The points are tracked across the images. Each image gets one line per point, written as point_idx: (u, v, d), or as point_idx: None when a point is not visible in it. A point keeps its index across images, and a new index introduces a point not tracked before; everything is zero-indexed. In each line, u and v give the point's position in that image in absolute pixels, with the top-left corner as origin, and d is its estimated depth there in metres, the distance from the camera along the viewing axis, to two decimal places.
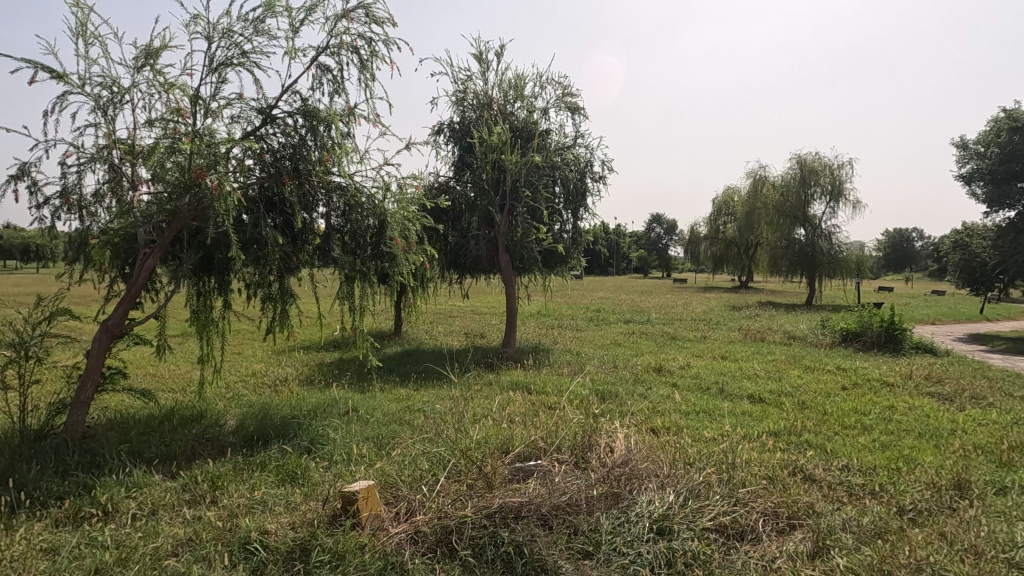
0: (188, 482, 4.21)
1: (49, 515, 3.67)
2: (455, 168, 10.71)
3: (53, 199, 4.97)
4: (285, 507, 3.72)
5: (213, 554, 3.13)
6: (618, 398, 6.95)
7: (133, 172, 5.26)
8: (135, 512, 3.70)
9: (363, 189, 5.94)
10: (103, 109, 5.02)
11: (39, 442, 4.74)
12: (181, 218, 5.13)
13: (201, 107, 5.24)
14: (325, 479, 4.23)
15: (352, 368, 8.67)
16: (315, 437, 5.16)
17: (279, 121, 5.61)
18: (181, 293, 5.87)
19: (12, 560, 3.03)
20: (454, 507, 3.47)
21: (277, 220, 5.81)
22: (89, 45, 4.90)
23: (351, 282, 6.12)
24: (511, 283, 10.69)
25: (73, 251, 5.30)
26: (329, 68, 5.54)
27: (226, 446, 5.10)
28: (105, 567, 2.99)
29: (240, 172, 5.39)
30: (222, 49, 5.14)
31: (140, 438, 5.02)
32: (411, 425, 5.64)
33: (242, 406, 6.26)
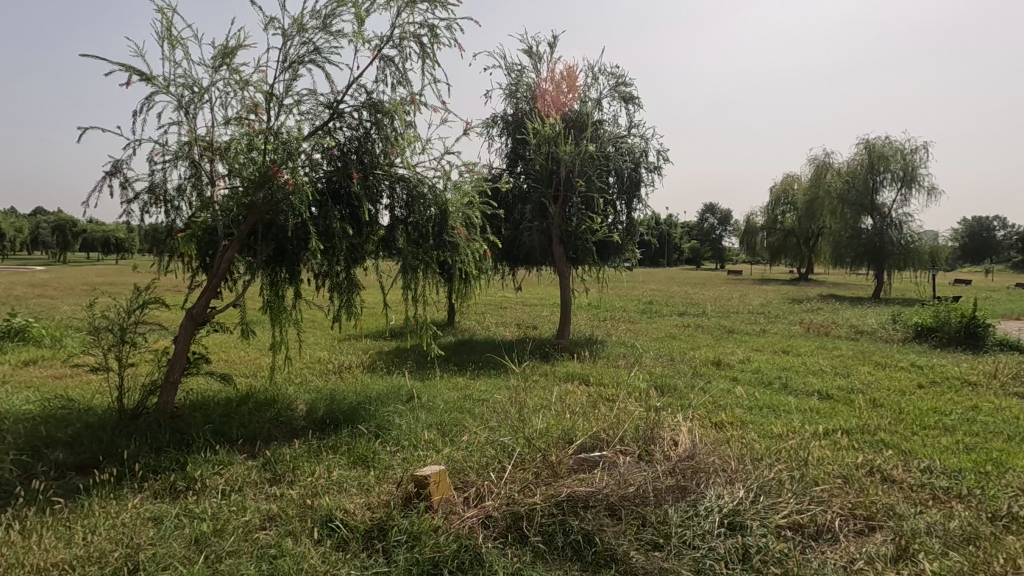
0: (267, 462, 4.47)
1: (149, 487, 3.98)
2: (508, 160, 10.76)
3: (142, 194, 5.32)
4: (360, 488, 3.90)
5: (297, 529, 3.32)
6: (677, 391, 6.84)
7: (212, 168, 5.56)
8: (222, 487, 3.96)
9: (425, 180, 6.06)
10: (185, 108, 5.33)
11: (134, 421, 5.12)
12: (256, 211, 5.40)
13: (274, 104, 5.47)
14: (394, 462, 4.40)
15: (412, 356, 8.92)
16: (382, 423, 5.34)
17: (346, 115, 5.78)
18: (256, 283, 6.18)
19: (123, 526, 3.32)
20: (523, 494, 3.54)
21: (344, 212, 6.01)
22: (173, 47, 5.19)
23: (412, 272, 6.28)
24: (565, 275, 10.67)
25: (162, 244, 5.69)
26: (394, 60, 5.65)
27: (299, 429, 5.36)
28: (202, 537, 3.23)
29: (310, 166, 5.60)
30: (295, 47, 5.35)
31: (222, 419, 5.34)
32: (472, 413, 5.76)
33: (310, 392, 6.55)
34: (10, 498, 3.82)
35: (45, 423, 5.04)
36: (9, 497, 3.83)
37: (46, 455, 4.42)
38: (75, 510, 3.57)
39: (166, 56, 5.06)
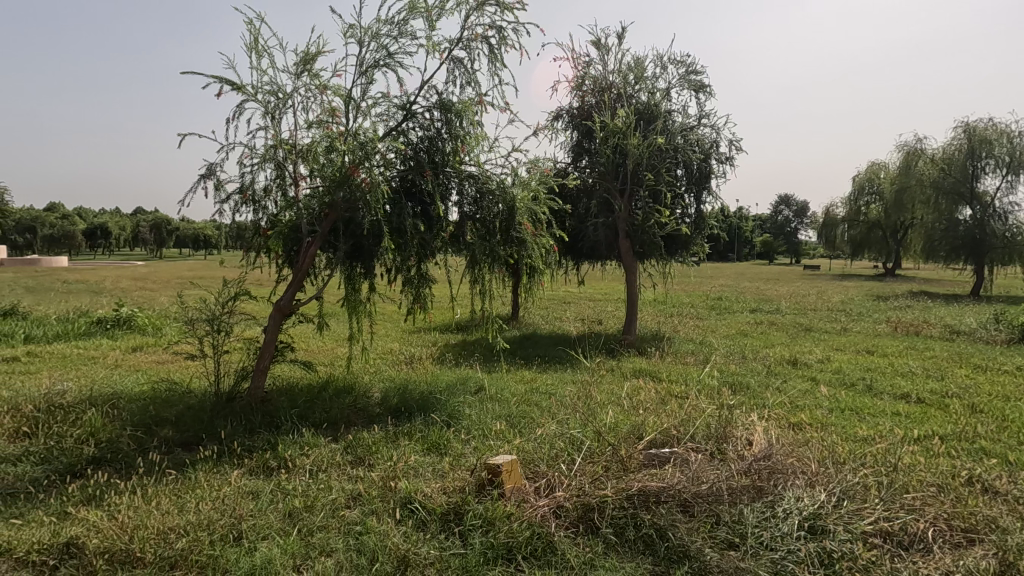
0: (348, 446, 4.74)
1: (246, 464, 4.34)
2: (573, 153, 10.70)
3: (234, 195, 5.74)
4: (435, 473, 4.07)
5: (380, 509, 3.53)
6: (750, 390, 6.63)
7: (295, 169, 5.91)
8: (309, 467, 4.24)
9: (493, 177, 6.20)
10: (271, 114, 5.70)
11: (229, 404, 5.56)
12: (337, 210, 5.71)
13: (352, 107, 5.75)
14: (466, 450, 4.55)
15: (479, 349, 9.12)
16: (453, 412, 5.52)
17: (418, 116, 5.97)
18: (335, 276, 6.50)
19: (225, 498, 3.64)
20: (593, 487, 3.57)
21: (417, 209, 6.22)
22: (260, 57, 5.56)
23: (480, 267, 6.42)
24: (632, 269, 10.48)
25: (252, 241, 6.11)
26: (463, 60, 5.79)
27: (375, 414, 5.63)
28: (295, 511, 3.50)
29: (385, 166, 5.85)
30: (371, 51, 5.59)
31: (307, 404, 5.71)
32: (540, 406, 5.83)
33: (384, 381, 6.85)
34: (129, 468, 4.27)
35: (153, 403, 5.56)
36: (128, 467, 4.28)
37: (156, 432, 4.89)
38: (184, 481, 3.95)
39: (255, 66, 5.42)
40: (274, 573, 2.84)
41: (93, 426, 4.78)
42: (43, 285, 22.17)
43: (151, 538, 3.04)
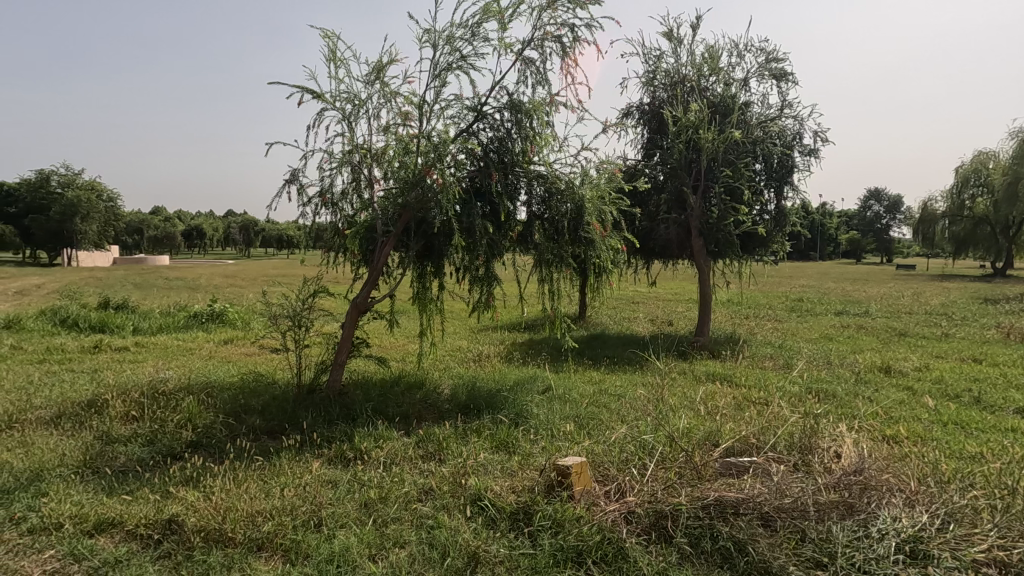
0: (419, 440, 4.85)
1: (326, 454, 4.54)
2: (644, 150, 10.42)
3: (314, 198, 6.02)
4: (504, 472, 4.09)
5: (451, 505, 3.58)
6: (837, 398, 6.19)
7: (370, 173, 6.12)
8: (383, 459, 4.38)
9: (562, 176, 6.16)
10: (348, 120, 5.93)
11: (310, 396, 5.86)
12: (409, 211, 5.85)
13: (424, 111, 5.87)
14: (534, 450, 4.54)
15: (546, 348, 9.10)
16: (521, 410, 5.53)
17: (488, 117, 6.02)
18: (407, 275, 6.68)
19: (307, 486, 3.83)
20: (666, 493, 3.44)
21: (486, 209, 6.28)
22: (338, 66, 5.79)
23: (548, 267, 6.39)
24: (705, 269, 10.09)
25: (330, 241, 6.40)
26: (534, 60, 5.78)
27: (445, 410, 5.74)
28: (370, 502, 3.63)
29: (455, 167, 5.94)
30: (444, 55, 5.70)
31: (380, 398, 5.90)
32: (609, 408, 5.72)
33: (454, 378, 6.97)
34: (221, 452, 4.58)
35: (242, 393, 5.95)
36: (220, 452, 4.60)
37: (245, 420, 5.23)
38: (270, 467, 4.19)
39: (333, 75, 5.65)
40: (351, 560, 2.95)
41: (191, 412, 5.18)
42: (149, 282, 24.33)
43: (241, 520, 3.25)
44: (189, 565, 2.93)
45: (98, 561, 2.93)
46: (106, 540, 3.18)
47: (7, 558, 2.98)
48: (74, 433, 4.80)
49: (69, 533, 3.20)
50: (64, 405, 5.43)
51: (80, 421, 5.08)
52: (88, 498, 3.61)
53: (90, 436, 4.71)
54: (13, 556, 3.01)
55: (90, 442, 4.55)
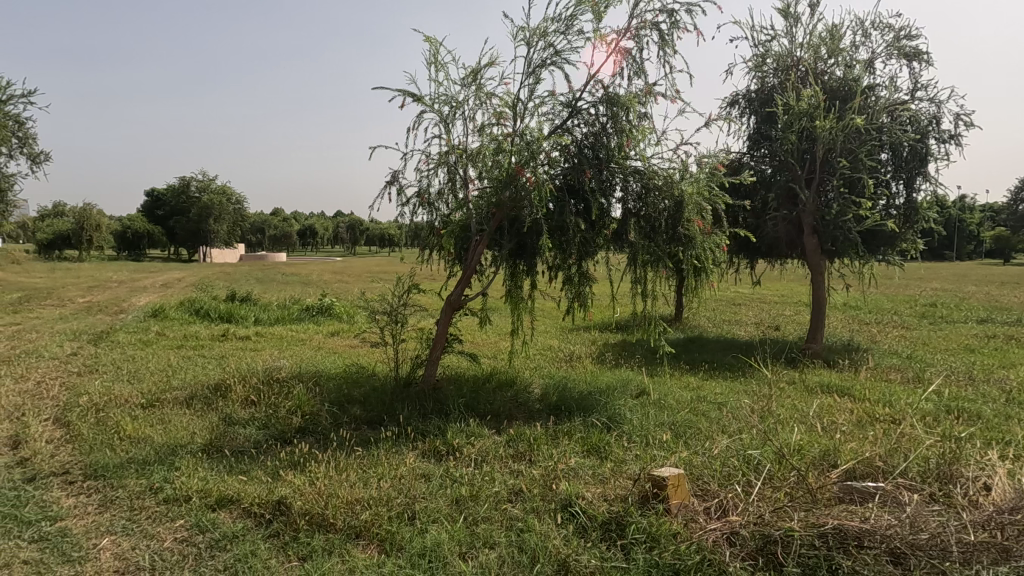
0: (510, 439, 4.85)
1: (420, 447, 4.66)
2: (751, 142, 9.73)
3: (413, 198, 6.20)
4: (596, 478, 3.96)
5: (541, 508, 3.53)
6: (983, 419, 5.39)
7: (465, 173, 6.19)
8: (475, 456, 4.42)
9: (660, 171, 5.87)
10: (445, 122, 6.05)
11: (407, 389, 6.06)
12: (503, 209, 5.84)
13: (519, 109, 5.85)
14: (627, 457, 4.37)
15: (640, 351, 8.80)
16: (613, 415, 5.35)
17: (583, 112, 5.88)
18: (500, 274, 6.70)
19: (402, 478, 3.94)
20: (776, 516, 3.13)
21: (580, 207, 6.13)
22: (436, 70, 5.93)
23: (643, 266, 6.12)
24: (820, 269, 9.22)
25: (425, 240, 6.56)
26: (630, 51, 5.57)
27: (536, 410, 5.70)
28: (461, 499, 3.66)
29: (549, 164, 5.84)
30: (539, 52, 5.64)
31: (473, 395, 5.98)
32: (709, 417, 5.39)
33: (545, 377, 6.92)
34: (326, 440, 4.85)
35: (345, 384, 6.30)
36: (324, 439, 4.88)
37: (347, 410, 5.51)
38: (369, 457, 4.37)
39: (432, 79, 5.79)
40: (442, 556, 2.99)
41: (300, 400, 5.55)
42: (270, 277, 26.75)
43: (341, 507, 3.40)
44: (295, 546, 3.11)
45: (219, 534, 3.20)
46: (227, 515, 3.47)
47: (148, 524, 3.34)
48: (203, 413, 5.33)
49: (196, 505, 3.53)
50: (196, 387, 6.03)
51: (208, 403, 5.62)
52: (213, 474, 3.97)
53: (215, 417, 5.19)
54: (152, 522, 3.36)
55: (215, 423, 5.01)
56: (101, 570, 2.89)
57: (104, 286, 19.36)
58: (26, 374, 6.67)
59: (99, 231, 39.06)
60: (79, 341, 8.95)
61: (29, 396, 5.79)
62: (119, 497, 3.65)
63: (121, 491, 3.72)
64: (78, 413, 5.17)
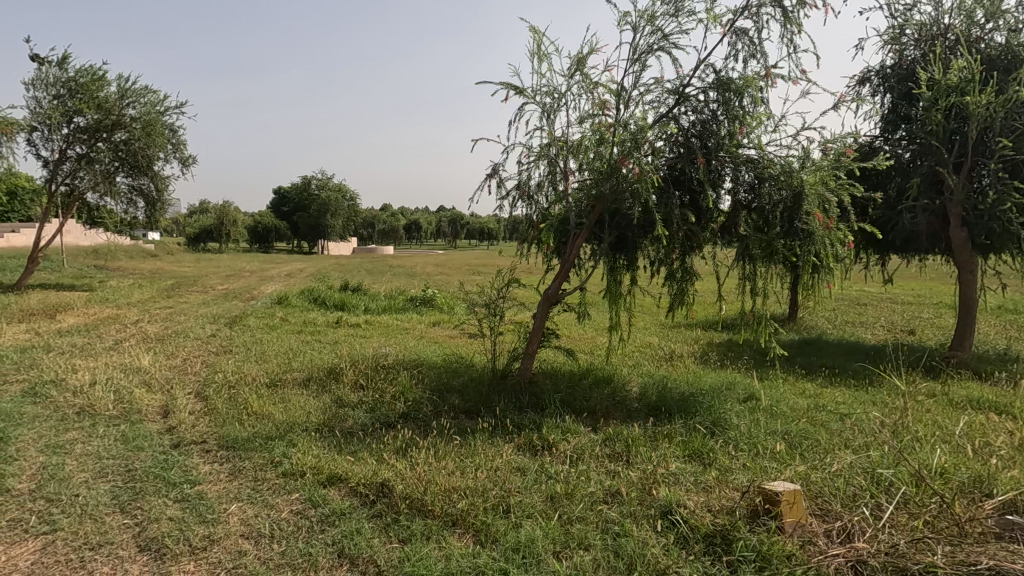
0: (607, 438, 4.72)
1: (515, 440, 4.68)
2: (886, 123, 8.67)
3: (513, 191, 6.22)
4: (698, 486, 3.73)
5: (639, 513, 3.38)
6: None
7: (565, 165, 6.09)
8: (569, 453, 4.36)
9: (777, 160, 5.38)
10: (547, 114, 5.97)
11: (503, 381, 6.12)
12: (603, 201, 5.65)
13: (623, 98, 5.64)
14: (734, 466, 4.08)
15: (749, 352, 8.23)
16: (718, 419, 5.03)
17: (692, 99, 5.53)
18: (598, 268, 6.53)
19: (498, 470, 3.97)
20: (913, 547, 2.74)
21: (685, 198, 5.81)
22: (539, 62, 5.87)
23: (755, 261, 5.66)
24: (969, 266, 8.03)
25: (524, 233, 6.55)
26: (747, 30, 5.15)
27: (634, 409, 5.51)
28: (556, 496, 3.61)
29: (653, 155, 5.56)
30: (645, 37, 5.39)
31: (569, 390, 5.91)
32: (829, 428, 4.90)
33: (644, 376, 6.68)
34: (427, 426, 5.03)
35: (445, 373, 6.50)
36: (425, 425, 5.05)
37: (447, 398, 5.67)
38: (466, 446, 4.45)
39: (535, 71, 5.73)
40: (535, 553, 2.96)
41: (403, 387, 5.81)
42: (380, 268, 28.46)
43: (439, 495, 3.49)
44: (396, 528, 3.23)
45: (329, 510, 3.42)
46: (336, 492, 3.69)
47: (269, 494, 3.65)
48: (319, 394, 5.75)
49: (310, 481, 3.80)
50: (312, 370, 6.53)
51: (323, 384, 6.07)
52: (325, 453, 4.25)
53: (328, 399, 5.57)
54: (272, 493, 3.66)
55: (328, 405, 5.38)
56: (229, 532, 3.19)
57: (239, 276, 21.64)
58: (176, 352, 7.61)
59: (236, 226, 43.82)
60: (218, 324, 10.07)
61: (178, 371, 6.59)
62: (246, 467, 4.03)
63: (248, 462, 4.10)
64: (215, 388, 5.80)
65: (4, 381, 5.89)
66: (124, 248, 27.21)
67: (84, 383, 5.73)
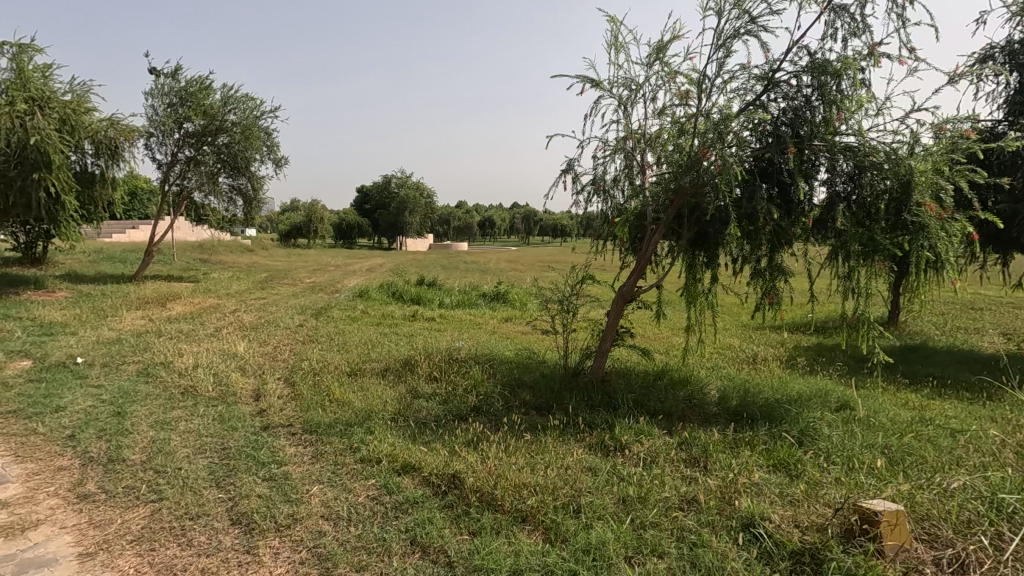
0: (683, 442, 4.53)
1: (587, 440, 4.59)
2: (1011, 105, 7.72)
3: (588, 186, 6.09)
4: (784, 499, 3.48)
5: (718, 523, 3.21)
6: None
7: (643, 159, 5.88)
8: (643, 456, 4.22)
9: (880, 147, 4.91)
10: (624, 107, 5.81)
11: (575, 379, 6.04)
12: (683, 195, 5.38)
13: (706, 86, 5.37)
14: (824, 479, 3.78)
15: (841, 357, 7.63)
16: (807, 428, 4.68)
17: (783, 85, 5.17)
18: (677, 265, 6.26)
19: (568, 469, 3.91)
20: None
21: (773, 191, 5.43)
22: (617, 52, 5.72)
23: (853, 259, 5.20)
24: None
25: (599, 228, 6.41)
26: (847, 7, 4.74)
27: (713, 414, 5.25)
28: (629, 499, 3.50)
29: (738, 145, 5.24)
30: (731, 21, 5.11)
31: (643, 391, 5.74)
32: (937, 444, 4.43)
33: (724, 379, 6.35)
34: (499, 420, 5.06)
35: (517, 368, 6.51)
36: (496, 419, 5.08)
37: (518, 394, 5.68)
38: (537, 443, 4.42)
39: (613, 62, 5.59)
40: (607, 557, 2.88)
41: (476, 381, 5.88)
42: (455, 264, 29.15)
43: (509, 489, 3.49)
44: (467, 520, 3.26)
45: (402, 498, 3.50)
46: (410, 481, 3.78)
47: (348, 479, 3.80)
48: (395, 385, 5.94)
49: (386, 468, 3.92)
50: (389, 361, 6.76)
51: (400, 375, 6.26)
52: (400, 442, 4.37)
53: (404, 389, 5.75)
54: (351, 478, 3.81)
55: (404, 395, 5.55)
56: (311, 513, 3.35)
57: (325, 270, 22.89)
58: (267, 340, 8.15)
59: (323, 223, 46.43)
60: (304, 315, 10.69)
61: (269, 358, 7.05)
62: (328, 451, 4.23)
63: (329, 446, 4.31)
64: (301, 375, 6.14)
65: (123, 362, 6.56)
66: (225, 243, 29.57)
67: (188, 366, 6.27)
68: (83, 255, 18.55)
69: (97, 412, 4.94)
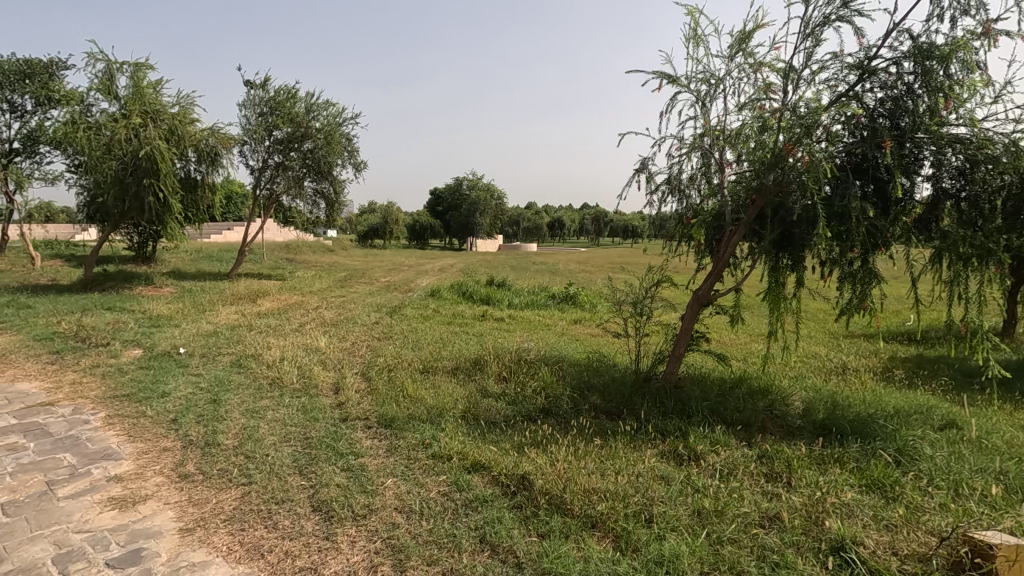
0: (763, 455, 4.29)
1: (659, 447, 4.45)
2: None
3: (662, 186, 5.90)
4: (879, 523, 3.21)
5: (803, 544, 3.01)
6: None
7: (721, 157, 5.62)
8: (719, 467, 4.03)
9: (996, 138, 4.41)
10: (702, 102, 5.59)
11: (646, 384, 5.88)
12: (765, 194, 5.08)
13: (792, 78, 5.05)
14: (925, 504, 3.45)
15: (946, 370, 6.95)
16: (905, 446, 4.30)
17: (880, 73, 4.76)
18: (757, 267, 5.94)
19: (639, 476, 3.81)
20: None
21: (868, 188, 5.01)
22: (695, 46, 5.51)
23: (962, 263, 4.71)
24: None
25: (674, 229, 6.19)
26: None
27: (796, 426, 4.93)
28: (704, 511, 3.36)
29: (829, 139, 4.89)
30: (821, 8, 4.78)
31: (719, 399, 5.49)
32: None
33: (808, 389, 5.96)
34: (568, 423, 5.02)
35: (586, 371, 6.43)
36: (565, 422, 5.03)
37: (588, 397, 5.61)
38: (607, 448, 4.34)
39: (691, 57, 5.39)
40: (681, 571, 2.77)
41: (545, 382, 5.86)
42: (524, 265, 29.36)
43: (579, 494, 3.44)
44: (536, 522, 3.25)
45: (472, 496, 3.55)
46: (479, 479, 3.82)
47: (420, 474, 3.89)
48: (465, 383, 6.04)
49: (456, 466, 3.98)
50: (460, 360, 6.88)
51: (470, 374, 6.36)
52: (470, 440, 4.43)
53: (473, 388, 5.83)
54: (423, 473, 3.91)
55: (474, 394, 5.62)
56: (386, 505, 3.46)
57: (399, 270, 23.70)
58: (346, 336, 8.53)
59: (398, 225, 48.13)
60: (380, 313, 11.11)
61: (347, 353, 7.39)
62: (401, 446, 4.36)
63: (402, 441, 4.44)
64: (377, 371, 6.38)
65: (219, 353, 7.09)
66: (309, 244, 31.33)
67: (275, 358, 6.68)
68: (187, 254, 20.26)
69: (196, 398, 5.38)
